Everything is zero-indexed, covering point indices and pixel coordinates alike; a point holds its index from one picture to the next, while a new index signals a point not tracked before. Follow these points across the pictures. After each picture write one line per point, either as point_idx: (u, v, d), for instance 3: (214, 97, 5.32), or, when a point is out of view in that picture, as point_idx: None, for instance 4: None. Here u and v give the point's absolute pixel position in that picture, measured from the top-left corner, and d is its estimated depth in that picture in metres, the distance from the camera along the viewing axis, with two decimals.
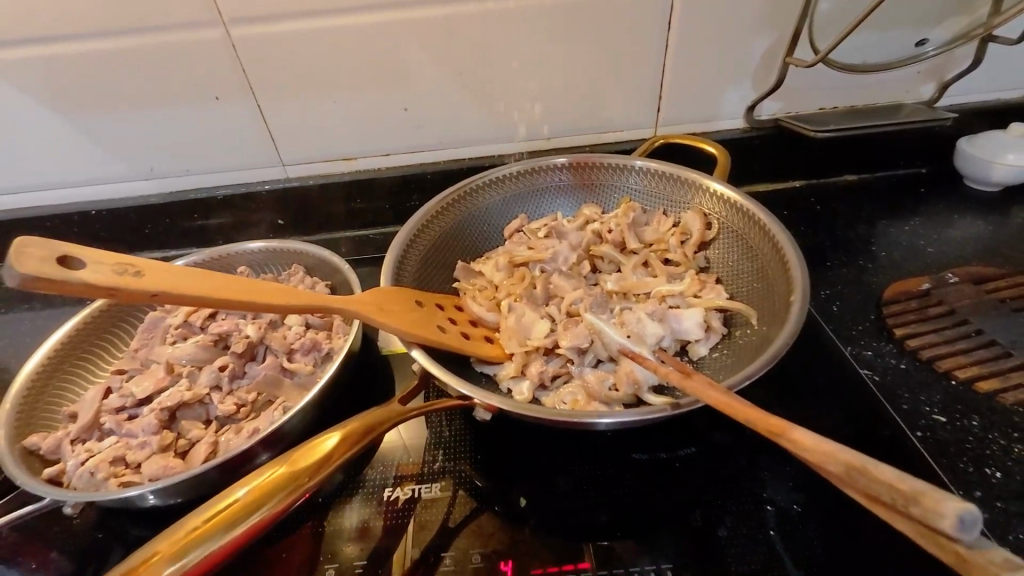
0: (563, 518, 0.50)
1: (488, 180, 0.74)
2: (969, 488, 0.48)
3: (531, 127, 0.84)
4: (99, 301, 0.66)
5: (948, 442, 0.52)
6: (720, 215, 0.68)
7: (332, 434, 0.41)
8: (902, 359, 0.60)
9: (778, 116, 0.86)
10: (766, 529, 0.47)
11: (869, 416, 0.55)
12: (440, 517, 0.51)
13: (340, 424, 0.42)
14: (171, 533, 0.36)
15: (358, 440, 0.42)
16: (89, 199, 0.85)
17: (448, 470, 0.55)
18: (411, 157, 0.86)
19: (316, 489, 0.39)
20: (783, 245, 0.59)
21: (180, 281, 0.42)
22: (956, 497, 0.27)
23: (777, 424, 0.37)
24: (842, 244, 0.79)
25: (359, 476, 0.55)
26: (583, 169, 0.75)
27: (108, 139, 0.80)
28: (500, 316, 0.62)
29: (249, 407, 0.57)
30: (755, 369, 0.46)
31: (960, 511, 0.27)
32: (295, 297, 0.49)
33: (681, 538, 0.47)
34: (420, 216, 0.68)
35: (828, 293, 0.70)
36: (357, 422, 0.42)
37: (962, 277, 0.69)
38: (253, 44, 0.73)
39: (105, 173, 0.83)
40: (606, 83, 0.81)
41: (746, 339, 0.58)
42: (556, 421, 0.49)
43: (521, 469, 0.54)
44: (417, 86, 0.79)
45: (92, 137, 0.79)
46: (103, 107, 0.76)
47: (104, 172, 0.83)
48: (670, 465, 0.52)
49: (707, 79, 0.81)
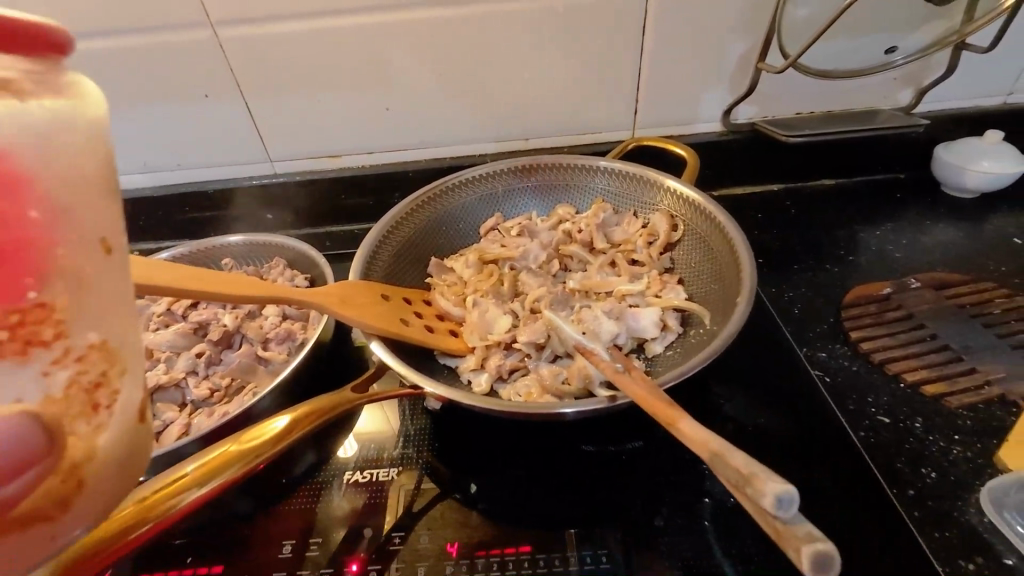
0: (510, 504, 0.52)
1: (464, 180, 0.76)
2: (902, 486, 0.50)
3: (510, 128, 0.86)
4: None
5: (888, 443, 0.54)
6: (685, 217, 0.70)
7: (284, 415, 0.45)
8: (855, 361, 0.62)
9: (755, 119, 0.87)
10: (701, 520, 0.49)
11: (814, 416, 0.57)
12: (395, 502, 0.54)
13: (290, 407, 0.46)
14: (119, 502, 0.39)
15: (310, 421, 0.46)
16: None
17: (406, 457, 0.58)
18: (395, 155, 0.88)
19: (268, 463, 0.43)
20: (739, 248, 0.61)
21: (145, 270, 0.46)
22: (779, 480, 0.31)
23: (672, 416, 0.41)
24: (812, 248, 0.80)
25: (323, 460, 0.58)
26: (557, 170, 0.77)
27: None
28: (466, 310, 0.65)
29: (223, 392, 0.60)
30: (686, 368, 0.51)
31: (778, 491, 0.31)
32: (260, 289, 0.51)
33: (619, 526, 0.49)
34: (394, 213, 0.71)
35: (791, 296, 0.72)
36: (308, 406, 0.46)
37: (925, 283, 0.70)
38: (242, 44, 0.76)
39: None
40: (583, 85, 0.83)
41: (699, 338, 0.60)
42: (505, 411, 0.51)
43: (475, 457, 0.57)
44: (399, 86, 0.81)
45: None
46: None
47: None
48: (616, 458, 0.55)
49: (683, 83, 0.83)
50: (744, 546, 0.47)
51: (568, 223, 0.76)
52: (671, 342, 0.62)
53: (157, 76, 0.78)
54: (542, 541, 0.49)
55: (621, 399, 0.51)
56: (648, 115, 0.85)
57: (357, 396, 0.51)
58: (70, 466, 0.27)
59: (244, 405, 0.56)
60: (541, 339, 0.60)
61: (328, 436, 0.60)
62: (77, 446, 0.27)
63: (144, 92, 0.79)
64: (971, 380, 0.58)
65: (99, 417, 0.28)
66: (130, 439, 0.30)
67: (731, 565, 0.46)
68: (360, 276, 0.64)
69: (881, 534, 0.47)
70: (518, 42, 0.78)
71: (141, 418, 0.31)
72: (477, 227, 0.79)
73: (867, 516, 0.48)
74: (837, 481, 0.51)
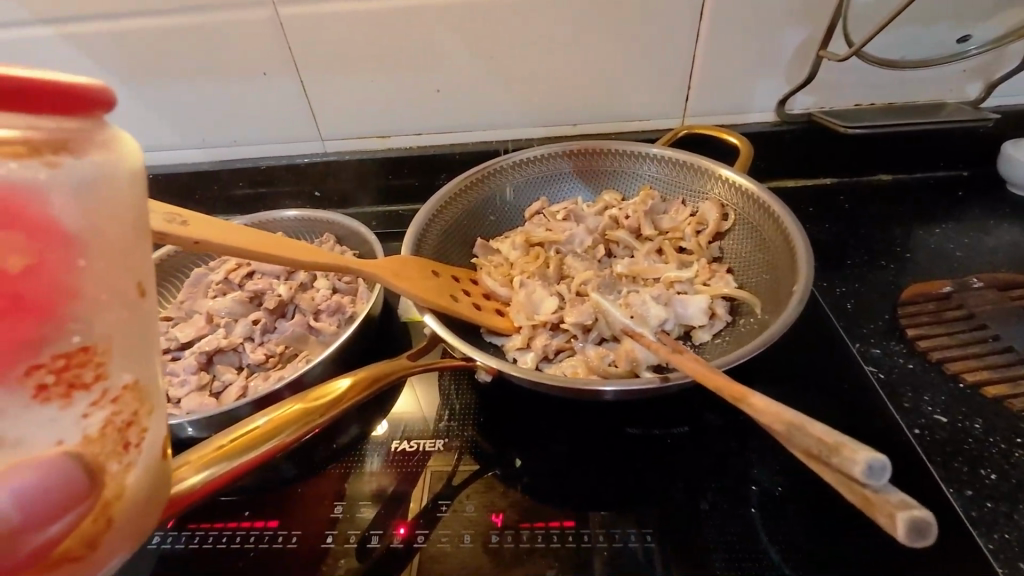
0: (554, 479, 0.53)
1: (511, 162, 0.76)
2: (959, 485, 0.49)
3: (558, 112, 0.86)
4: (160, 252, 0.73)
5: (945, 442, 0.52)
6: (736, 206, 0.69)
7: (346, 377, 0.48)
8: (911, 359, 0.60)
9: (811, 110, 0.84)
10: (748, 506, 0.49)
11: (867, 410, 0.55)
12: (440, 473, 0.55)
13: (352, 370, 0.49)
14: (198, 449, 0.40)
15: (370, 385, 0.49)
16: (151, 165, 0.92)
17: (451, 430, 0.59)
18: (444, 137, 0.89)
19: (330, 423, 0.46)
20: (794, 238, 0.60)
21: (218, 233, 0.47)
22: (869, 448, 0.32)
23: (739, 390, 0.41)
24: (865, 244, 0.78)
25: (371, 429, 0.60)
26: (605, 155, 0.76)
27: (166, 109, 0.87)
28: (512, 291, 0.65)
29: (277, 358, 0.63)
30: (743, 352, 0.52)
31: (869, 459, 0.31)
32: (319, 258, 0.53)
33: (664, 507, 0.50)
34: (443, 193, 0.72)
35: (843, 291, 0.70)
36: (368, 371, 0.49)
37: (988, 283, 0.68)
38: (301, 23, 0.77)
39: (162, 140, 0.90)
40: (635, 71, 0.82)
41: (749, 328, 0.60)
42: (553, 388, 0.52)
43: (518, 433, 0.58)
44: (450, 68, 0.82)
45: (154, 107, 0.86)
46: (164, 79, 0.83)
47: (166, 141, 0.90)
48: (661, 441, 0.55)
49: (738, 70, 0.81)
50: (792, 535, 0.47)
51: (615, 209, 0.75)
52: (719, 331, 0.61)
53: (218, 52, 0.80)
54: (587, 516, 0.50)
55: (671, 381, 0.51)
56: (699, 103, 0.84)
57: (410, 364, 0.53)
58: (101, 503, 0.29)
59: (298, 371, 0.58)
60: (589, 322, 0.60)
61: (376, 406, 0.62)
62: (110, 484, 0.29)
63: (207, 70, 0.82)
64: None
65: (129, 456, 0.30)
66: (156, 474, 0.32)
67: (778, 552, 0.46)
68: (411, 253, 0.65)
69: (937, 531, 0.46)
70: (572, 26, 0.78)
71: (164, 454, 0.33)
72: (522, 211, 0.79)
73: (923, 513, 0.47)
74: (891, 477, 0.50)
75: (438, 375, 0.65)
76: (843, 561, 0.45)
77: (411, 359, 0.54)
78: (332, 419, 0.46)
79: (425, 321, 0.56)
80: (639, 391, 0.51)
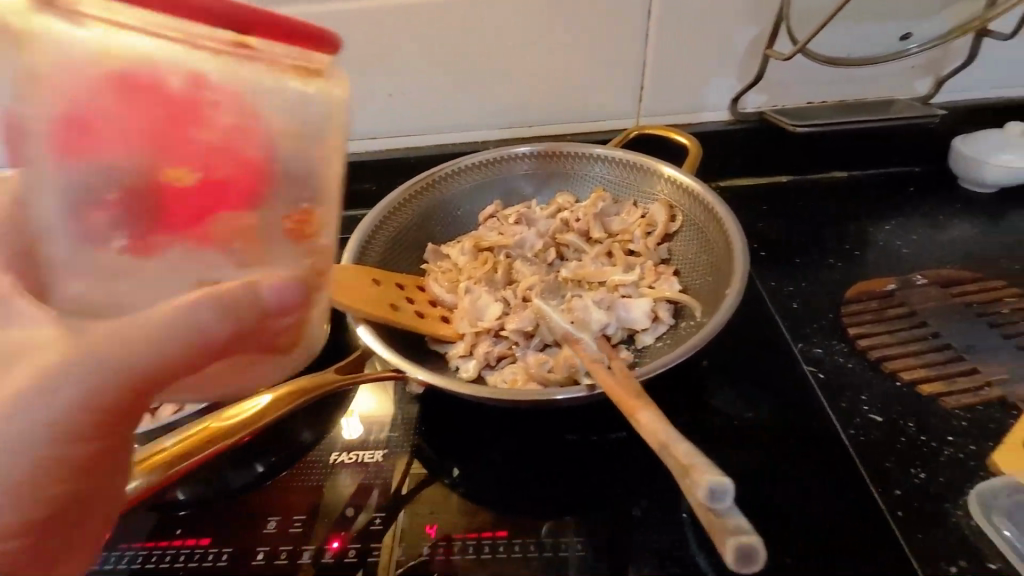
0: (490, 488, 0.53)
1: (461, 166, 0.76)
2: (888, 486, 0.49)
3: (513, 114, 0.85)
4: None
5: (878, 442, 0.53)
6: (684, 207, 0.69)
7: (266, 393, 0.47)
8: (851, 359, 0.60)
9: (763, 108, 0.84)
10: (680, 511, 0.49)
11: (805, 411, 0.56)
12: (381, 482, 0.54)
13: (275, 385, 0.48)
14: None
15: (296, 398, 0.48)
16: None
17: (392, 440, 0.58)
18: (401, 139, 0.87)
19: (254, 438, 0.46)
20: (735, 239, 0.60)
21: None
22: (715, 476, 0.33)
23: (631, 406, 0.44)
24: (816, 243, 0.78)
25: (312, 441, 0.59)
26: (555, 157, 0.76)
27: None
28: (458, 297, 0.65)
29: None
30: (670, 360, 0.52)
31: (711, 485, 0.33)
32: None
33: (597, 516, 0.50)
34: (392, 198, 0.71)
35: (791, 291, 0.70)
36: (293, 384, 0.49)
37: (932, 280, 0.68)
38: None
39: None
40: (587, 72, 0.81)
41: (690, 331, 0.60)
42: (488, 396, 0.52)
43: (459, 442, 0.58)
44: (400, 71, 0.81)
45: None
46: None
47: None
48: (599, 448, 0.55)
49: (689, 70, 0.80)
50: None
51: (566, 211, 0.75)
52: (662, 335, 0.61)
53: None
54: (522, 525, 0.50)
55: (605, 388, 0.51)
56: (653, 103, 0.83)
57: (344, 376, 0.53)
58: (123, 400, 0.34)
59: None
60: (530, 328, 0.60)
61: (318, 417, 0.61)
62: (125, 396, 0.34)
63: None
64: (971, 380, 0.56)
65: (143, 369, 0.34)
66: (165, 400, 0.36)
67: (707, 557, 0.46)
68: (354, 260, 0.64)
69: (864, 532, 0.46)
70: (522, 25, 0.77)
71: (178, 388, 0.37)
72: (475, 215, 0.79)
73: (851, 514, 0.48)
74: (823, 478, 0.50)
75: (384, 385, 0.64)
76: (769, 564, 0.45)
77: (345, 371, 0.54)
78: (253, 434, 0.46)
79: (359, 331, 0.55)
80: (573, 398, 0.51)
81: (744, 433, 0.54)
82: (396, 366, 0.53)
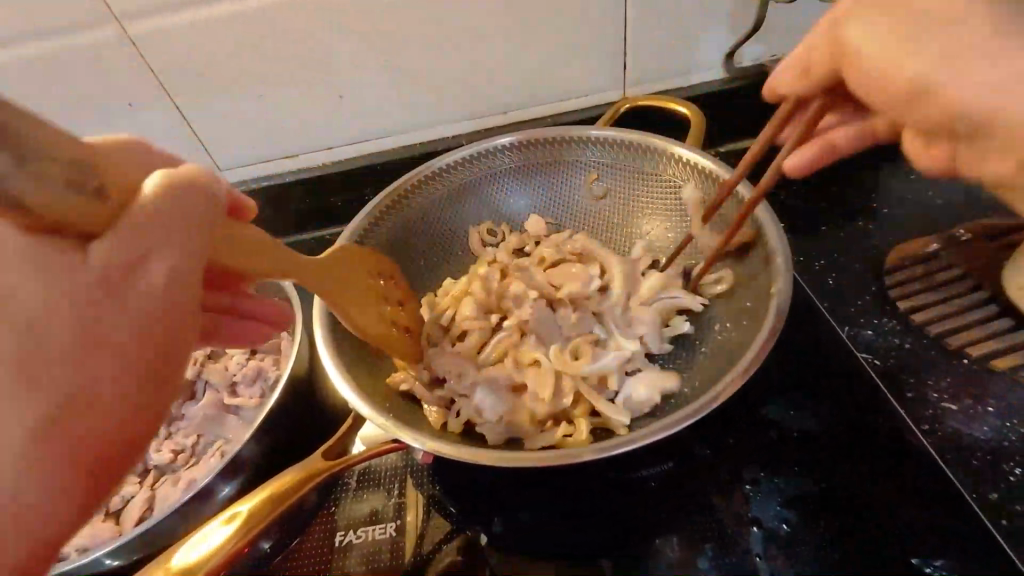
0: (562, 544, 0.48)
1: (432, 172, 0.66)
2: (983, 489, 0.45)
3: (483, 102, 0.73)
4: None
5: (956, 437, 0.47)
6: (694, 185, 0.61)
7: (248, 499, 0.42)
8: (907, 337, 0.54)
9: (762, 60, 0.74)
10: (751, 555, 0.46)
11: (838, 415, 0.51)
12: (404, 562, 0.50)
13: (256, 489, 0.42)
14: None
15: (274, 506, 0.42)
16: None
17: (415, 500, 0.53)
18: (367, 145, 0.75)
19: (251, 545, 0.41)
20: (766, 225, 0.53)
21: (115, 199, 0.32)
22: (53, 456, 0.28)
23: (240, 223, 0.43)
24: (845, 194, 0.67)
25: (336, 503, 0.54)
26: (535, 145, 0.66)
27: None
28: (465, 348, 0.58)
29: (189, 452, 0.54)
30: (727, 385, 0.45)
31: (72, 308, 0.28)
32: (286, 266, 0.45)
33: (650, 525, 0.48)
34: (371, 210, 0.62)
35: (825, 263, 0.61)
36: (275, 485, 0.42)
37: (975, 234, 0.60)
38: (155, 41, 0.62)
39: None
40: (564, 45, 0.69)
41: (730, 337, 0.54)
42: (517, 463, 0.44)
43: (495, 492, 0.51)
44: (346, 69, 0.68)
45: None
46: None
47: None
48: (646, 486, 0.49)
49: (676, 25, 0.69)
50: (769, 562, 0.46)
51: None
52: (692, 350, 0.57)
53: (49, 79, 0.63)
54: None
55: (654, 433, 0.43)
56: (636, 71, 0.73)
57: (334, 460, 0.46)
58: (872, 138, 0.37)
59: (212, 474, 0.49)
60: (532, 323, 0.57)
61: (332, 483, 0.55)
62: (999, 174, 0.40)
63: (34, 100, 0.65)
64: None
65: None
66: None
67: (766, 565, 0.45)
68: (328, 318, 0.54)
69: (883, 540, 0.45)
70: (492, 9, 0.65)
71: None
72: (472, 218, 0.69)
73: (853, 526, 0.46)
74: (833, 487, 0.48)
75: (399, 455, 0.56)
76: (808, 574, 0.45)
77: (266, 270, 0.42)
78: (225, 566, 0.40)
79: (366, 411, 0.47)
80: (622, 451, 0.44)
81: (781, 443, 0.50)
82: (380, 422, 0.47)
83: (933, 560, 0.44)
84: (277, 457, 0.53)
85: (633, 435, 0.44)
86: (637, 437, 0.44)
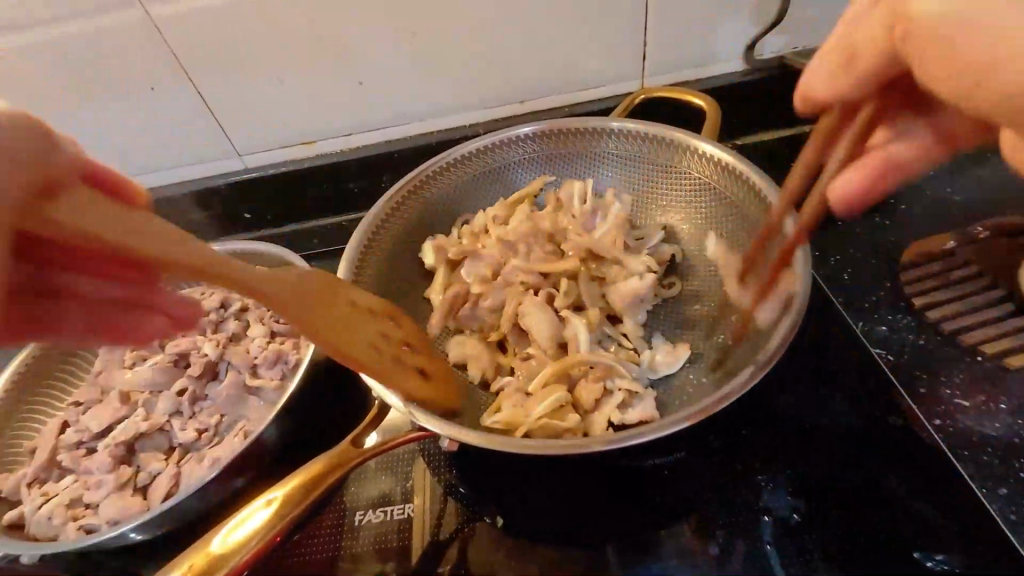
0: (573, 526, 0.49)
1: (450, 161, 0.66)
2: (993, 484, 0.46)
3: (501, 93, 0.73)
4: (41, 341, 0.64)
5: (966, 433, 0.49)
6: (711, 179, 0.61)
7: (278, 489, 0.43)
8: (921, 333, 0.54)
9: (782, 53, 0.73)
10: (762, 541, 0.47)
11: (852, 408, 0.51)
12: (416, 543, 0.51)
13: (286, 480, 0.44)
14: None
15: (304, 497, 0.43)
16: None
17: (432, 482, 0.54)
18: (384, 133, 0.75)
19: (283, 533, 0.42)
20: None
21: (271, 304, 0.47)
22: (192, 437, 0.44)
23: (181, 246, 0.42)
24: None
25: (352, 484, 0.55)
26: (553, 136, 0.66)
27: None
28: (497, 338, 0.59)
29: (212, 432, 0.55)
30: (746, 375, 0.46)
31: None
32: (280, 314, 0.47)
33: (657, 508, 0.49)
34: (389, 198, 0.63)
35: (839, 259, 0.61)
36: (304, 475, 0.44)
37: (994, 232, 0.59)
38: (178, 25, 0.63)
39: None
40: (584, 36, 0.69)
41: (747, 329, 0.55)
42: (545, 452, 0.45)
43: (507, 482, 0.53)
44: (364, 56, 0.68)
45: None
46: (13, 111, 0.67)
47: None
48: (659, 474, 0.51)
49: (695, 17, 0.69)
50: (780, 549, 0.46)
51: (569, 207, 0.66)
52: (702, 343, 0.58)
53: (76, 61, 0.64)
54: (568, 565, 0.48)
55: (672, 426, 0.44)
56: (654, 61, 0.72)
57: (359, 448, 0.47)
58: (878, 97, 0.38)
59: (235, 452, 0.50)
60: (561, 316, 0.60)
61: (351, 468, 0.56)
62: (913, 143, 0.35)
63: (58, 82, 0.65)
64: None
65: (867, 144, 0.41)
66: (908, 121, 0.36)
67: (776, 552, 0.46)
68: None
69: (886, 531, 0.46)
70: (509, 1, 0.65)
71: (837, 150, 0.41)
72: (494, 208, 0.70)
73: (847, 513, 0.47)
74: (840, 482, 0.48)
75: (415, 449, 0.56)
76: (812, 565, 0.45)
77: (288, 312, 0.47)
78: (258, 556, 0.42)
79: (388, 398, 0.48)
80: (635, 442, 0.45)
81: (790, 433, 0.51)
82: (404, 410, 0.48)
83: (936, 554, 0.44)
84: (296, 440, 0.54)
85: (651, 427, 0.45)
86: (658, 427, 0.45)
